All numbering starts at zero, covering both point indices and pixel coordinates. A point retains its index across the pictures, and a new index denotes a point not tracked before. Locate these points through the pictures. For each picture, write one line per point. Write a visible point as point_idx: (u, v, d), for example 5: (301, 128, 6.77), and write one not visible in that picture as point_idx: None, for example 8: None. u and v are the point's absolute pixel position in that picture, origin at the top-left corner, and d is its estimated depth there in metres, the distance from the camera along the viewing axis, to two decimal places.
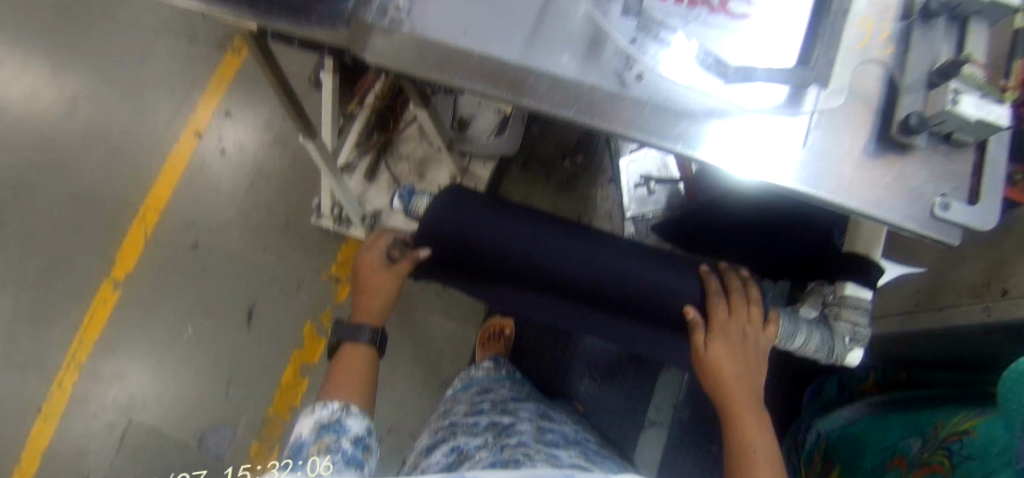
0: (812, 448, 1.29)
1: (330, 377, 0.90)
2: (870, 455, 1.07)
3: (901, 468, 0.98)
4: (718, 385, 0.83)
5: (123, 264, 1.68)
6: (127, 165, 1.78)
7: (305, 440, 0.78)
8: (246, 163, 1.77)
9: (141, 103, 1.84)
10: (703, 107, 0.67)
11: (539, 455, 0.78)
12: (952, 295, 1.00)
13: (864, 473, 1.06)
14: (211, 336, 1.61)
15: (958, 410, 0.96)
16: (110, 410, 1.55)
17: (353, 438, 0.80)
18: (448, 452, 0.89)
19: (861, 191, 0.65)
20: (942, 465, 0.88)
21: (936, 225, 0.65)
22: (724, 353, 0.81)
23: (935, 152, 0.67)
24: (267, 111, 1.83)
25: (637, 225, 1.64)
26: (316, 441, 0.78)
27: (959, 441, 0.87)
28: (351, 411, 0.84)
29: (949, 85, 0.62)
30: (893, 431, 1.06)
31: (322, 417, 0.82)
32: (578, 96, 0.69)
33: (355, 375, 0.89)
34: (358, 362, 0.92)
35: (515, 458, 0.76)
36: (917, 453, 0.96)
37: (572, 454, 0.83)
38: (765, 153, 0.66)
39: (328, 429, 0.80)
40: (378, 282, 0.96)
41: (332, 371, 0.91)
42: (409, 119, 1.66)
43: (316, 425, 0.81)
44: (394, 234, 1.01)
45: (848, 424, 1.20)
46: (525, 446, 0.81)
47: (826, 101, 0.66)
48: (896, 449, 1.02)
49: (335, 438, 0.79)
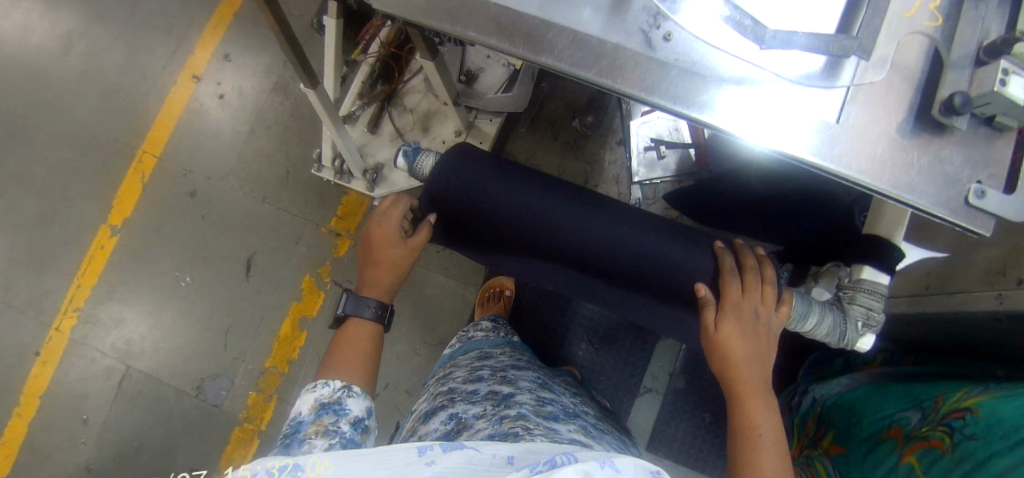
0: (805, 413, 1.30)
1: (333, 352, 0.88)
2: (863, 425, 1.08)
3: (896, 440, 0.98)
4: (724, 365, 0.79)
5: (120, 210, 1.65)
6: (122, 107, 1.72)
7: (304, 419, 0.76)
8: (246, 110, 1.71)
9: (136, 41, 1.76)
10: (733, 74, 0.63)
11: (538, 429, 0.77)
12: (963, 280, 0.98)
13: (855, 439, 1.07)
14: (209, 286, 1.60)
15: (960, 385, 0.96)
16: (109, 355, 1.56)
17: (352, 420, 0.77)
18: (446, 421, 0.89)
19: (894, 173, 0.62)
20: (942, 442, 0.88)
21: (969, 213, 0.62)
22: (733, 332, 0.79)
23: (974, 135, 0.63)
24: (268, 55, 1.75)
25: (644, 191, 1.60)
26: (314, 422, 0.75)
27: (962, 419, 0.88)
28: (352, 392, 0.81)
29: (1000, 65, 0.58)
30: (890, 403, 1.06)
31: (322, 396, 0.80)
32: (600, 55, 0.64)
33: (358, 352, 0.88)
34: (363, 339, 0.90)
35: (514, 431, 0.75)
36: (915, 425, 0.96)
37: (572, 429, 0.83)
38: (796, 126, 0.62)
39: (327, 409, 0.77)
40: (392, 256, 0.92)
41: (335, 346, 0.89)
42: (414, 70, 1.59)
43: (315, 404, 0.78)
44: (405, 201, 0.96)
45: (845, 391, 1.20)
46: (525, 419, 0.81)
47: (863, 75, 0.62)
48: (892, 420, 1.02)
49: (334, 420, 0.76)
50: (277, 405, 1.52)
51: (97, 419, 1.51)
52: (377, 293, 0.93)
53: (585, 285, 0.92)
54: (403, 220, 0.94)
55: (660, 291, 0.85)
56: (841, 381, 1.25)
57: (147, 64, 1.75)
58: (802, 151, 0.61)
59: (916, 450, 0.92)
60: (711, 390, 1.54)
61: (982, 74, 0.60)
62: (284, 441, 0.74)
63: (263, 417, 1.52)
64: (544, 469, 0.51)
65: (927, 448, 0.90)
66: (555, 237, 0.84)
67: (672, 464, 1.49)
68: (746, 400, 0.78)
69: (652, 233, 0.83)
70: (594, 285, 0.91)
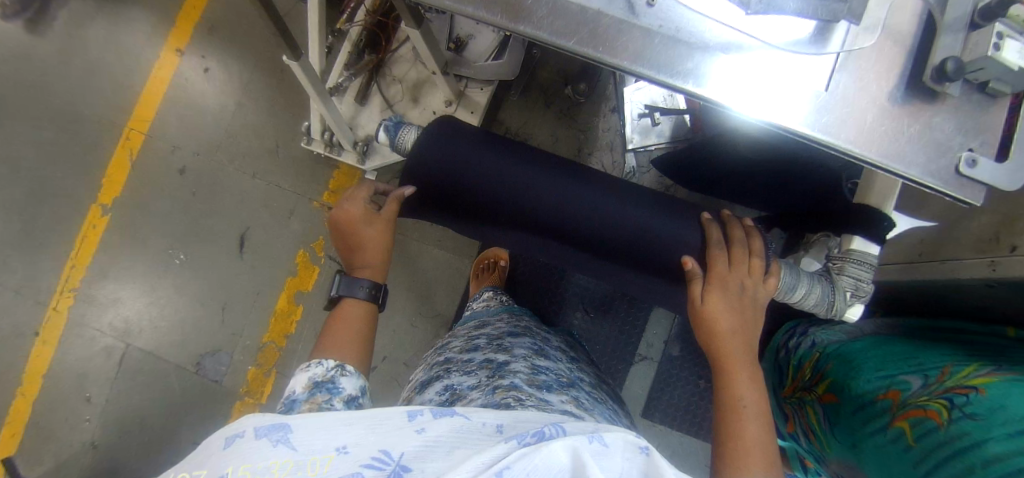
0: (803, 354, 1.28)
1: (327, 334, 0.88)
2: (858, 377, 1.06)
3: (891, 401, 0.97)
4: (711, 337, 0.80)
5: (110, 188, 1.64)
6: (105, 84, 1.69)
7: (298, 398, 0.77)
8: (232, 83, 1.67)
9: (116, 14, 1.71)
10: (718, 40, 0.61)
11: (530, 400, 0.78)
12: (956, 247, 0.97)
13: (850, 394, 1.07)
14: (204, 264, 1.60)
15: (968, 357, 0.95)
16: (108, 334, 1.58)
17: (345, 398, 0.78)
18: (441, 391, 0.90)
19: (883, 142, 0.60)
20: (939, 414, 0.88)
21: (959, 183, 0.60)
22: (720, 305, 0.79)
23: (966, 101, 0.61)
24: (252, 26, 1.70)
25: (638, 158, 1.58)
26: (308, 400, 0.76)
27: (965, 396, 0.87)
28: (346, 370, 0.82)
29: (995, 28, 0.57)
30: (889, 364, 1.04)
31: (316, 375, 0.80)
32: (582, 22, 0.62)
33: (354, 331, 0.88)
34: (356, 318, 0.90)
35: (506, 402, 0.76)
36: (912, 391, 0.95)
37: (564, 400, 0.84)
38: (783, 94, 0.60)
39: (321, 388, 0.78)
40: (366, 234, 0.93)
41: (329, 328, 0.89)
42: (402, 39, 1.55)
43: (309, 383, 0.79)
44: (369, 185, 0.97)
45: (846, 341, 1.18)
46: (518, 389, 0.81)
47: (855, 41, 0.60)
48: (891, 381, 1.00)
49: (327, 398, 0.77)
50: (277, 378, 1.55)
51: (99, 396, 1.54)
52: (368, 273, 0.94)
53: (575, 258, 0.92)
54: (368, 199, 0.95)
55: (647, 264, 0.85)
56: (844, 329, 1.23)
57: (128, 37, 1.70)
58: (792, 122, 0.60)
59: (910, 417, 0.92)
60: (704, 356, 1.55)
61: (975, 38, 0.58)
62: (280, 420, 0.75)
63: (263, 391, 1.55)
64: (532, 441, 0.51)
65: (921, 416, 0.90)
66: (541, 211, 0.83)
67: (665, 428, 1.53)
68: (733, 369, 0.78)
69: (637, 206, 0.82)
70: (584, 258, 0.91)
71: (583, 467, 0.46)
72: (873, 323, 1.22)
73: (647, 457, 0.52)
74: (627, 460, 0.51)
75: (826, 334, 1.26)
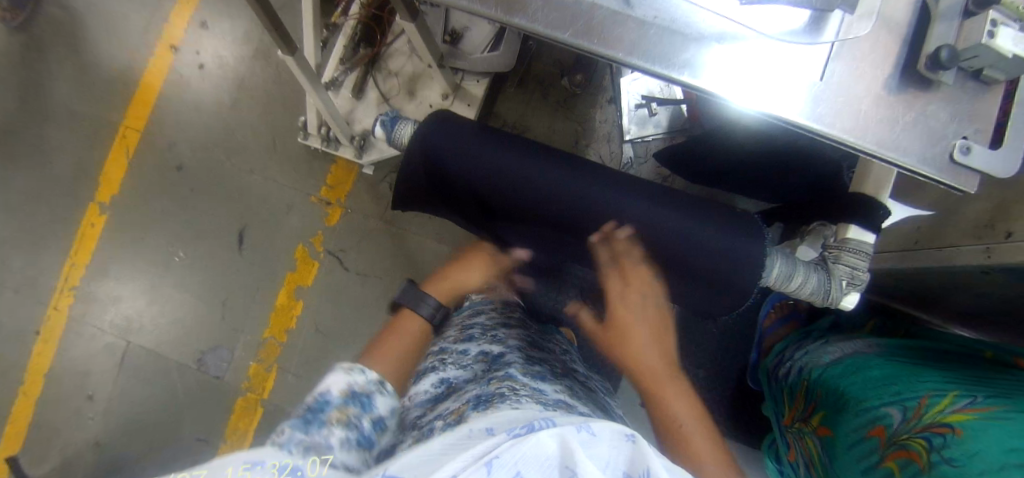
0: (794, 383, 1.27)
1: (382, 337, 0.99)
2: (848, 411, 1.03)
3: (878, 440, 0.93)
4: (625, 354, 0.91)
5: (107, 186, 1.64)
6: (99, 81, 1.68)
7: (330, 401, 0.70)
8: (227, 78, 1.66)
9: (109, 10, 1.70)
10: (713, 31, 0.61)
11: (524, 390, 0.78)
12: (953, 234, 0.97)
13: (841, 429, 1.03)
14: (203, 261, 1.61)
15: (949, 386, 0.91)
16: (109, 332, 1.58)
17: (374, 418, 0.72)
18: (437, 384, 0.90)
19: (878, 130, 0.60)
20: (919, 455, 0.83)
21: (954, 171, 0.60)
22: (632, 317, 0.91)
23: (961, 89, 0.61)
24: (245, 21, 1.69)
25: (636, 148, 1.57)
26: (339, 408, 0.69)
27: (943, 437, 0.82)
28: (384, 389, 0.77)
29: (989, 15, 0.57)
30: (874, 392, 1.01)
31: (355, 383, 0.75)
32: (577, 15, 0.62)
33: (404, 341, 0.99)
34: (410, 330, 1.02)
35: (501, 392, 0.76)
36: (897, 427, 0.91)
37: (558, 389, 0.84)
38: (778, 84, 0.61)
39: (356, 400, 0.72)
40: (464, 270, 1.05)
41: (387, 330, 1.01)
42: (398, 32, 1.54)
43: (346, 389, 0.73)
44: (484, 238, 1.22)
45: (831, 366, 1.16)
46: (512, 380, 0.82)
47: (849, 30, 0.60)
48: (875, 416, 0.97)
49: (357, 412, 0.70)
50: (278, 374, 1.56)
51: (102, 394, 1.55)
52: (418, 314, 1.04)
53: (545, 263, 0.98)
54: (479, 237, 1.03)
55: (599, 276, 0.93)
56: (829, 352, 1.22)
57: (120, 33, 1.69)
58: (794, 115, 0.60)
59: (897, 458, 0.87)
60: (703, 346, 1.57)
61: (969, 26, 0.59)
62: (304, 414, 0.68)
63: (264, 386, 1.55)
64: (522, 432, 0.50)
65: (907, 458, 0.85)
66: (540, 205, 0.84)
67: None
68: (660, 387, 0.87)
69: (639, 196, 0.82)
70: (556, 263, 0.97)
71: (572, 455, 0.45)
72: (854, 344, 1.20)
73: (634, 444, 0.50)
74: (614, 448, 0.49)
75: (811, 357, 1.25)
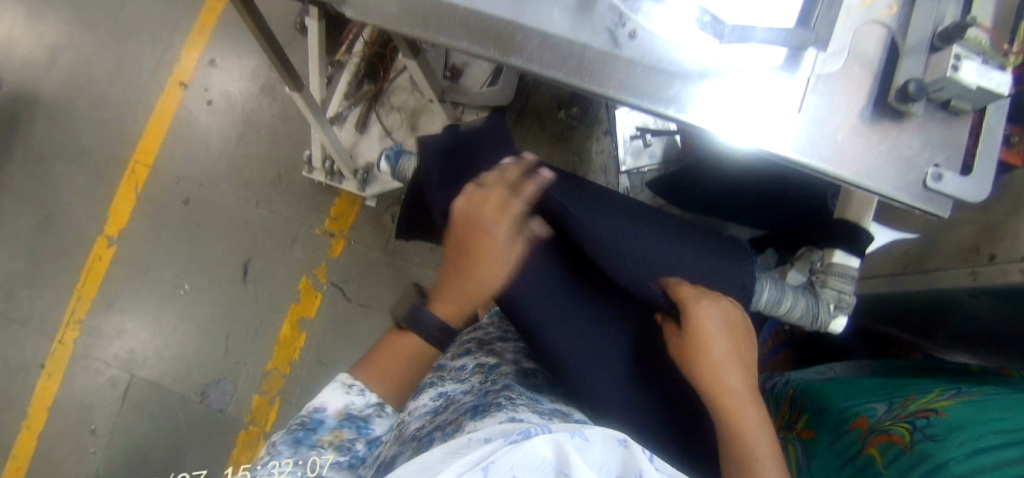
0: (779, 394, 1.25)
1: (373, 361, 0.77)
2: (833, 412, 1.04)
3: (860, 430, 0.95)
4: (700, 370, 0.71)
5: (115, 221, 1.68)
6: (111, 119, 1.74)
7: (323, 423, 0.69)
8: (234, 114, 1.72)
9: (123, 51, 1.77)
10: (696, 68, 0.65)
11: (521, 399, 0.74)
12: (940, 258, 1.01)
13: (824, 428, 1.03)
14: (208, 292, 1.63)
15: (934, 387, 0.95)
16: (113, 365, 1.59)
17: (370, 441, 0.70)
18: (434, 395, 0.85)
19: (854, 160, 0.64)
20: (902, 436, 0.85)
21: (927, 197, 0.64)
22: (711, 330, 0.73)
23: (931, 119, 0.65)
24: (253, 60, 1.76)
25: (631, 180, 1.55)
26: (333, 431, 0.68)
27: (926, 419, 0.85)
28: (384, 411, 0.75)
29: (953, 51, 0.62)
30: (860, 396, 1.04)
31: (353, 404, 0.73)
32: (569, 56, 0.67)
33: (398, 370, 0.77)
34: (411, 355, 0.78)
35: (497, 402, 0.73)
36: (880, 417, 0.93)
37: (559, 399, 0.80)
38: (760, 117, 0.64)
39: (351, 423, 0.71)
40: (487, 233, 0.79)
41: (377, 357, 0.77)
42: (399, 69, 1.60)
43: (343, 411, 0.72)
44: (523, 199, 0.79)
45: (821, 378, 1.18)
46: (510, 390, 0.78)
47: (821, 67, 0.65)
48: (859, 411, 0.99)
49: (352, 436, 0.69)
50: (280, 406, 1.56)
51: (104, 428, 1.55)
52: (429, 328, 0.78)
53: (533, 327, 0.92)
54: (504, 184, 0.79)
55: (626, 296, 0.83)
56: (820, 370, 1.23)
57: (133, 73, 1.76)
58: (784, 150, 0.64)
59: (878, 443, 0.89)
60: None
61: (935, 60, 0.63)
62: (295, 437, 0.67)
63: (267, 419, 1.55)
64: (518, 438, 0.49)
65: (888, 442, 0.87)
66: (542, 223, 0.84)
67: None
68: (737, 410, 0.69)
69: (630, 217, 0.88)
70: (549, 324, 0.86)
71: (566, 457, 0.44)
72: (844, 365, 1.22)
73: (626, 449, 0.50)
74: (609, 451, 0.49)
75: (800, 373, 1.26)
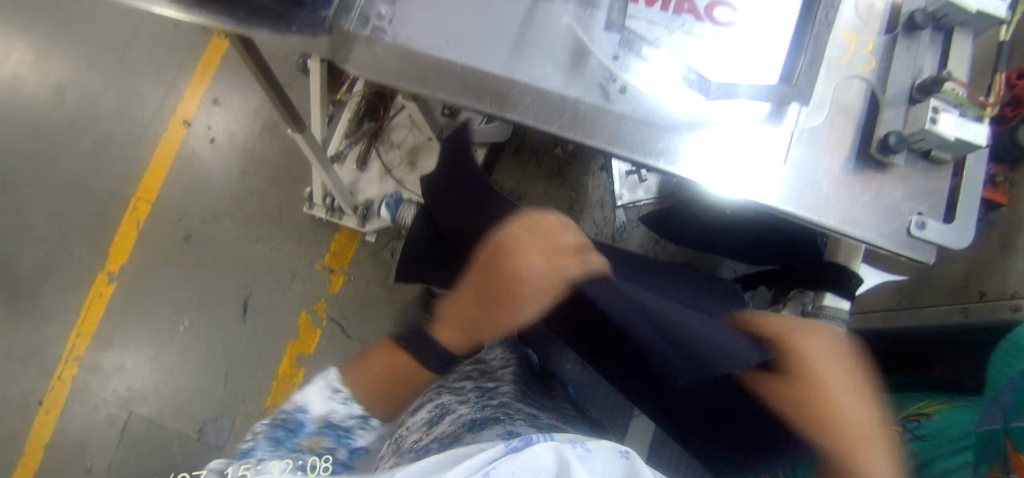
0: None
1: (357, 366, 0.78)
2: None
3: None
4: (816, 407, 0.66)
5: (117, 257, 1.69)
6: (115, 156, 1.77)
7: (304, 427, 0.68)
8: (236, 151, 1.75)
9: (128, 90, 1.82)
10: (684, 121, 0.68)
11: (517, 415, 0.84)
12: (929, 295, 1.04)
13: None
14: (207, 328, 1.63)
15: (924, 394, 1.04)
16: (111, 402, 1.58)
17: (351, 450, 0.70)
18: (431, 407, 0.91)
19: (838, 209, 0.66)
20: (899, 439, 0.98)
21: (912, 244, 0.66)
22: (820, 359, 0.68)
23: (913, 168, 0.68)
24: (256, 98, 1.80)
25: (627, 213, 1.61)
26: (313, 437, 0.67)
27: (918, 421, 0.96)
28: (368, 423, 0.73)
29: (931, 104, 0.64)
30: None
31: (333, 411, 0.71)
32: (562, 110, 0.69)
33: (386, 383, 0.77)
34: (399, 370, 0.78)
35: (495, 416, 0.82)
36: None
37: (548, 418, 0.90)
38: (747, 167, 0.67)
39: (332, 431, 0.70)
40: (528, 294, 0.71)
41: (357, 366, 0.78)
42: (399, 107, 1.63)
43: (323, 417, 0.70)
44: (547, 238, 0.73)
45: None
46: (506, 407, 0.88)
47: (804, 120, 0.68)
48: None
49: (332, 445, 0.68)
50: None
51: (101, 466, 1.53)
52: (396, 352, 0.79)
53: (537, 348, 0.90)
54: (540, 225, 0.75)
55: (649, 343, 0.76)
56: None
57: (137, 111, 1.80)
58: (772, 200, 0.66)
59: None
60: None
61: (914, 112, 0.66)
62: (270, 439, 0.66)
63: None
64: (519, 445, 0.52)
65: None
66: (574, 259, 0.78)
67: None
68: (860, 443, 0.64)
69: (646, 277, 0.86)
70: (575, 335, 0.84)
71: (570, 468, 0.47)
72: None
73: (627, 460, 0.54)
74: (608, 464, 0.53)
75: None
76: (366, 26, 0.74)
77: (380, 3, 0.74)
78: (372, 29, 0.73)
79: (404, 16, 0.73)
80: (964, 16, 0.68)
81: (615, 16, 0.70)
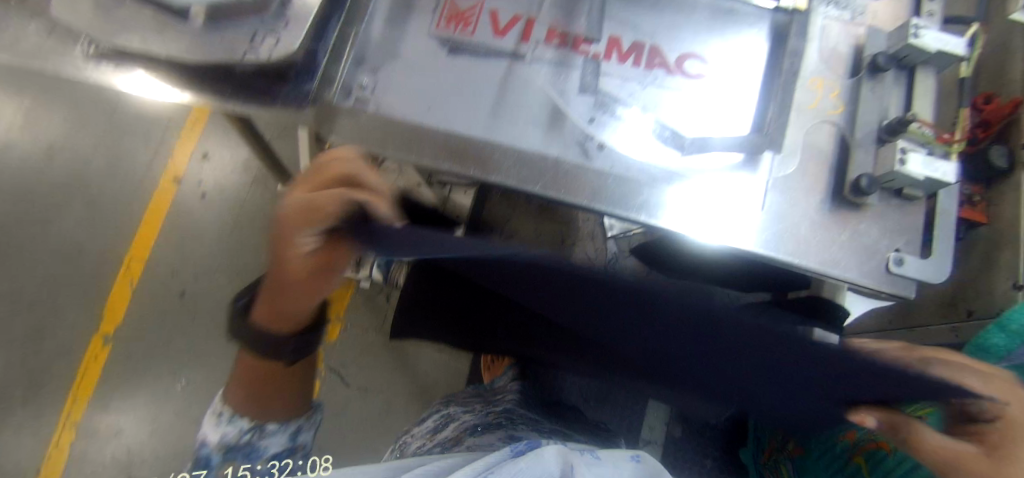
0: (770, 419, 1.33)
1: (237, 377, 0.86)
2: None
3: None
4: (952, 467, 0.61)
5: (112, 318, 1.68)
6: (107, 216, 1.78)
7: (211, 460, 0.86)
8: (228, 204, 1.77)
9: (117, 150, 1.83)
10: (663, 172, 0.70)
11: (519, 420, 0.95)
12: (920, 316, 1.07)
13: None
14: (205, 384, 1.62)
15: None
16: (110, 467, 1.56)
17: (266, 458, 0.87)
18: (438, 419, 1.05)
19: (817, 251, 0.68)
20: None
21: (891, 280, 0.68)
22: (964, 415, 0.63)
23: (887, 206, 0.70)
24: (245, 151, 1.83)
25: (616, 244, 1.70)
26: (222, 463, 0.86)
27: None
28: (261, 433, 0.86)
29: (899, 144, 0.67)
30: None
31: (226, 437, 0.85)
32: (543, 170, 0.71)
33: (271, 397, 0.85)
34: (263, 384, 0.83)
35: (499, 422, 0.92)
36: None
37: (553, 427, 0.98)
38: (727, 215, 0.69)
39: (237, 452, 0.85)
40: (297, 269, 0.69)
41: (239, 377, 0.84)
42: None
43: (222, 445, 0.85)
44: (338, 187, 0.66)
45: None
46: (510, 414, 0.98)
47: (778, 167, 0.70)
48: None
49: (242, 463, 0.86)
50: None
51: None
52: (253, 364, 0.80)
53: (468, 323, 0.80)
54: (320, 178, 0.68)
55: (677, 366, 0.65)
56: None
57: (127, 170, 1.82)
58: (754, 246, 0.67)
59: None
60: (707, 433, 1.56)
61: (884, 152, 0.69)
62: (201, 473, 0.86)
63: None
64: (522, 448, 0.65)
65: None
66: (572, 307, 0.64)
67: None
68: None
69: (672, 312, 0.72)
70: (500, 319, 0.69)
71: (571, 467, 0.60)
72: None
73: (637, 463, 0.67)
74: (619, 466, 0.66)
75: None
76: (349, 96, 0.76)
77: (363, 73, 0.77)
78: (355, 99, 0.76)
79: (385, 86, 0.76)
80: (925, 55, 0.71)
81: (591, 76, 0.74)
